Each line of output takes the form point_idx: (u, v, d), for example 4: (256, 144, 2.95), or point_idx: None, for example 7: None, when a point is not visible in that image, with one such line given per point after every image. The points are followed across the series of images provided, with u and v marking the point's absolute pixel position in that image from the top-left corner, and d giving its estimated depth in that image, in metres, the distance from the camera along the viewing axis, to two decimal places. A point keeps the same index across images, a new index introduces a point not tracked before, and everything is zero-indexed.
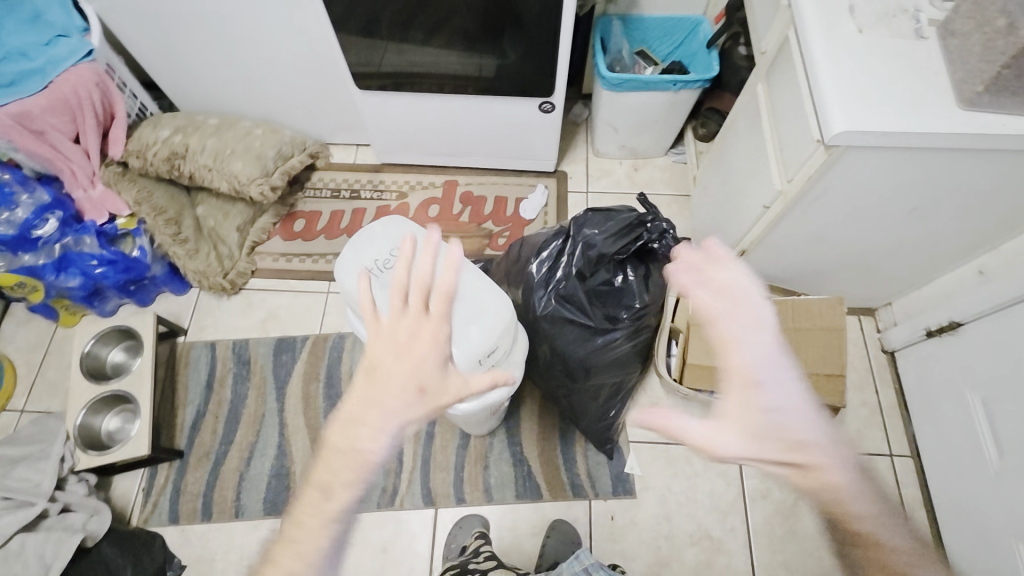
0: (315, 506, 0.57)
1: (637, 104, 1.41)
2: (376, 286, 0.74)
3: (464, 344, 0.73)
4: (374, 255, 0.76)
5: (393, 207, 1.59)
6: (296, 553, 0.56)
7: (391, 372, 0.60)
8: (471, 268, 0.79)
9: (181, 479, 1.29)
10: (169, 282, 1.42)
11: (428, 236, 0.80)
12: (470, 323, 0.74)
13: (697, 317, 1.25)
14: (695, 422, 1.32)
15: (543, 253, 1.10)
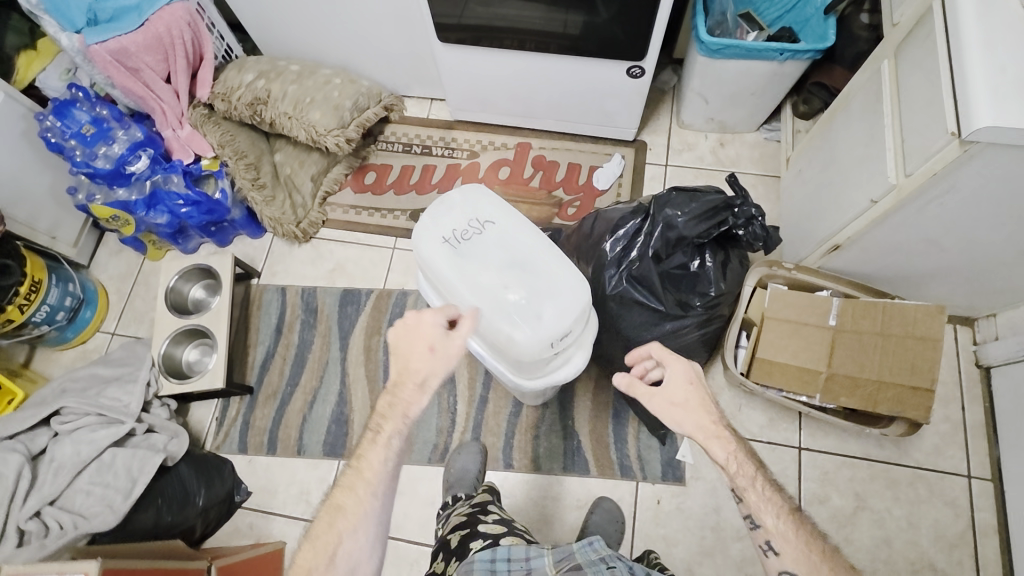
0: (374, 447, 0.70)
1: (732, 74, 1.30)
2: (451, 258, 0.73)
3: (537, 326, 0.72)
4: (451, 225, 0.74)
5: (464, 166, 1.57)
6: (358, 476, 0.69)
7: (409, 342, 0.71)
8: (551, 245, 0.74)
9: (250, 414, 1.37)
10: (244, 225, 1.47)
11: (508, 208, 0.76)
12: (546, 303, 0.72)
13: (773, 311, 1.19)
14: (756, 418, 1.27)
15: (619, 231, 1.05)
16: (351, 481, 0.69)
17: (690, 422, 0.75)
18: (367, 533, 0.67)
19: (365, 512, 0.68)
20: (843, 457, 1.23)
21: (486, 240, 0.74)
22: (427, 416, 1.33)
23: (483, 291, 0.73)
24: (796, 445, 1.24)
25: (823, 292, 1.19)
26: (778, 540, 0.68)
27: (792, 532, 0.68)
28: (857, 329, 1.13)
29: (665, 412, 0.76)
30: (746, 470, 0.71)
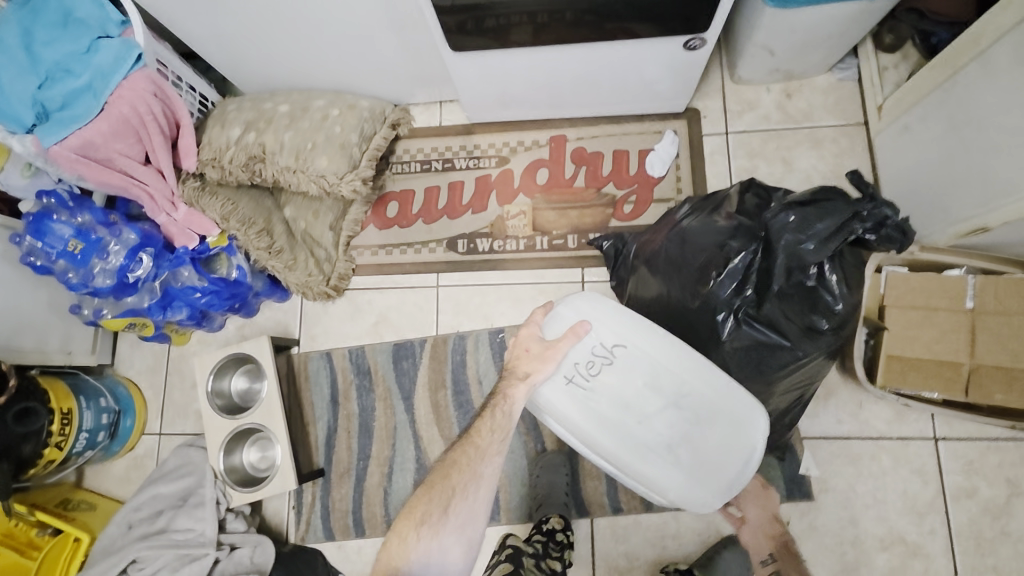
0: (489, 431, 0.80)
1: (809, 20, 1.06)
2: (582, 395, 0.82)
3: (682, 424, 0.81)
4: (573, 365, 0.82)
5: (494, 176, 1.37)
6: (472, 449, 0.80)
7: (524, 344, 0.83)
8: (672, 348, 0.81)
9: (327, 497, 1.28)
10: (271, 294, 1.31)
11: (621, 327, 0.83)
12: (684, 399, 0.81)
13: (896, 299, 1.03)
14: (881, 414, 1.16)
15: (727, 265, 0.91)
16: (467, 453, 0.80)
17: (759, 517, 1.12)
18: (473, 501, 0.77)
19: (479, 478, 0.79)
20: (985, 443, 1.13)
21: (609, 364, 0.83)
22: (517, 469, 1.23)
23: (623, 406, 0.82)
24: (932, 437, 1.14)
25: (952, 270, 1.03)
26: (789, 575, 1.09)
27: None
28: (1005, 312, 0.98)
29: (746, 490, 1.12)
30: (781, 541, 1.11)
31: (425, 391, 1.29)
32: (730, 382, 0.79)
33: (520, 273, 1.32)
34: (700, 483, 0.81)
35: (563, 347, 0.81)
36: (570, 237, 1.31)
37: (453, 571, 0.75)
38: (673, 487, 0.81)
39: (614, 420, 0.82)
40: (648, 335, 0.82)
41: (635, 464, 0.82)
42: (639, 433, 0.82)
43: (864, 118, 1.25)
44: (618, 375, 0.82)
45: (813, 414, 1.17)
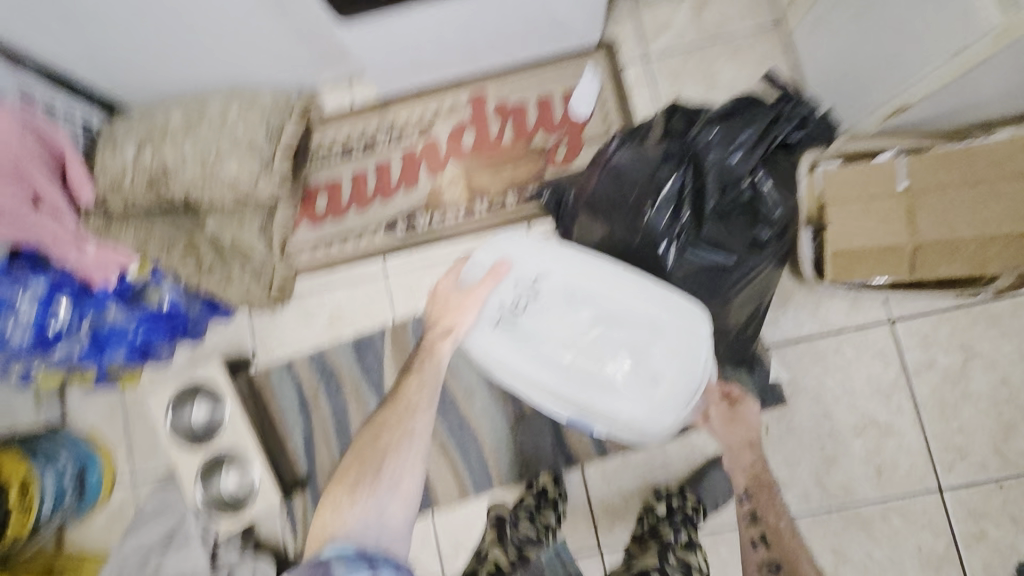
0: (414, 386, 0.90)
1: None
2: (512, 332, 0.83)
3: (612, 335, 0.82)
4: (500, 304, 0.83)
5: (420, 147, 1.31)
6: (401, 405, 0.89)
7: (444, 296, 0.88)
8: (591, 264, 0.84)
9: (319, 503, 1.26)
10: (212, 316, 1.27)
11: (541, 258, 0.84)
12: (610, 310, 0.83)
13: (833, 195, 1.03)
14: (838, 307, 1.18)
15: (662, 194, 0.90)
16: (393, 411, 0.89)
17: (739, 438, 1.13)
18: (405, 455, 0.85)
19: (414, 431, 0.87)
20: (937, 314, 1.16)
21: (535, 295, 0.83)
22: (501, 436, 1.23)
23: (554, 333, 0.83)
24: (888, 320, 1.16)
25: (883, 155, 1.03)
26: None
27: (780, 535, 1.10)
28: (939, 187, 0.98)
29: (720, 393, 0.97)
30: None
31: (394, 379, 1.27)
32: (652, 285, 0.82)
33: (466, 242, 1.28)
34: (643, 392, 0.81)
35: (481, 291, 0.84)
36: (510, 195, 1.28)
37: (394, 531, 0.80)
38: (616, 401, 0.81)
39: (546, 348, 0.83)
40: (566, 263, 0.84)
41: (573, 393, 0.83)
42: (573, 355, 0.82)
43: (779, 17, 1.23)
44: (543, 305, 0.83)
45: (774, 322, 1.19)
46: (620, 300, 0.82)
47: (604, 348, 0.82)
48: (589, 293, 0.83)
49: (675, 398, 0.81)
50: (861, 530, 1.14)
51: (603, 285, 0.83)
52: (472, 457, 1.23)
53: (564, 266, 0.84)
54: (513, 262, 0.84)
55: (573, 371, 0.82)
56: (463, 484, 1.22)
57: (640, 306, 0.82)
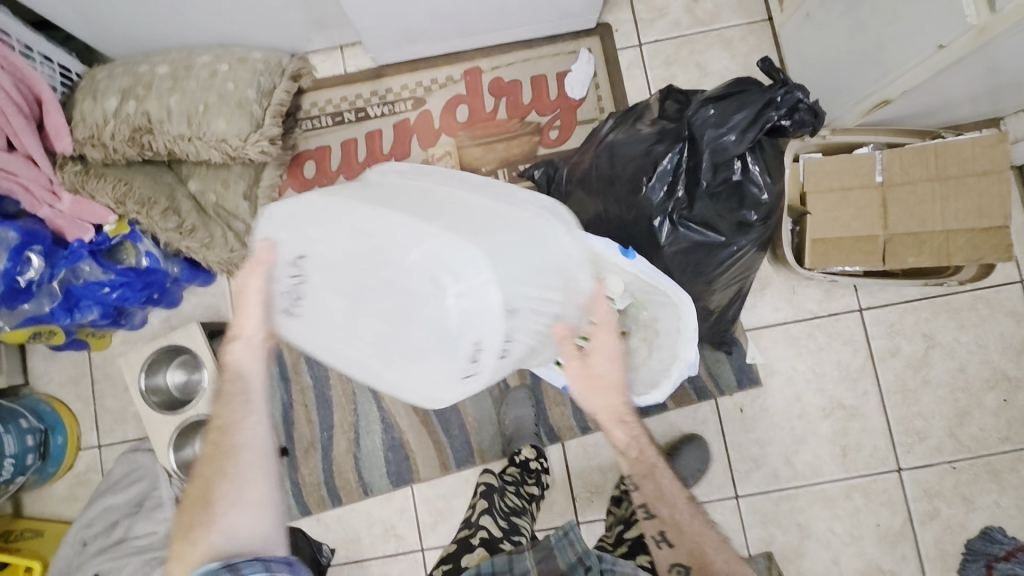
0: (239, 406, 0.74)
1: None
2: (297, 322, 0.66)
3: (399, 339, 0.59)
4: (279, 293, 0.65)
5: (413, 119, 1.30)
6: (223, 432, 0.73)
7: (242, 290, 0.68)
8: (364, 241, 0.58)
9: (296, 472, 1.24)
10: (193, 280, 1.22)
11: (304, 233, 0.62)
12: (380, 305, 0.58)
13: (814, 185, 1.08)
14: (813, 294, 1.23)
15: (657, 170, 0.90)
16: (220, 439, 0.73)
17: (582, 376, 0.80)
18: (243, 471, 0.73)
19: (240, 445, 0.73)
20: (903, 305, 1.22)
21: (303, 280, 0.63)
22: (484, 410, 1.23)
23: (332, 324, 0.62)
24: (858, 308, 1.22)
25: (862, 149, 1.08)
26: (672, 533, 0.85)
27: (682, 534, 0.84)
28: (911, 180, 1.04)
29: (581, 387, 0.80)
30: (640, 463, 0.84)
31: None
32: (441, 250, 0.56)
33: None
34: (441, 387, 0.62)
35: (252, 284, 0.65)
36: (501, 172, 1.29)
37: (259, 535, 0.71)
38: (410, 391, 0.64)
39: (327, 336, 0.63)
40: (309, 228, 0.62)
41: (358, 376, 0.67)
42: (354, 348, 0.62)
43: (769, 13, 1.27)
44: (312, 294, 0.62)
45: (752, 307, 1.23)
46: (400, 255, 0.57)
47: (392, 350, 0.60)
48: (358, 256, 0.59)
49: (466, 384, 0.63)
50: (825, 507, 1.19)
51: (374, 244, 0.59)
52: (454, 429, 1.23)
53: (327, 225, 0.61)
54: (271, 237, 0.64)
55: (365, 364, 0.63)
56: (444, 456, 1.23)
57: (424, 271, 0.56)
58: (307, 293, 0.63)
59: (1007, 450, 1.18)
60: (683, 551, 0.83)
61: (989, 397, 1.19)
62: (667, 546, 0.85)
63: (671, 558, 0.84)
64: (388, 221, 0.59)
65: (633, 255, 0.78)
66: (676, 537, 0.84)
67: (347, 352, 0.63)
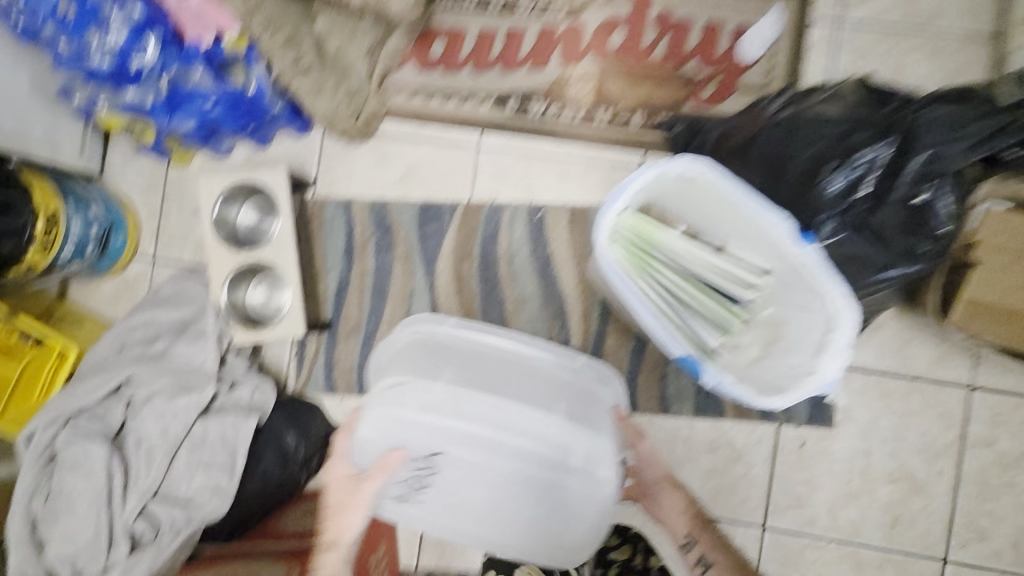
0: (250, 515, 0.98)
1: None
2: (413, 505, 0.96)
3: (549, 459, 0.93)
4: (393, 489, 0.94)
5: (562, 29, 1.18)
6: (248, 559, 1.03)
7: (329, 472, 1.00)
8: (498, 436, 0.93)
9: (332, 350, 1.21)
10: (291, 123, 1.18)
11: (434, 415, 0.93)
12: (504, 494, 0.94)
13: (993, 238, 0.92)
14: (924, 354, 1.10)
15: (846, 161, 0.79)
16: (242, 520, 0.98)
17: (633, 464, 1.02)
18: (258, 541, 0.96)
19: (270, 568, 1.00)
20: (1020, 397, 1.09)
21: (410, 399, 0.94)
22: None
23: (481, 480, 0.94)
24: (968, 383, 1.10)
25: None
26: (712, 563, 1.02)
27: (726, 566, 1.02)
28: None
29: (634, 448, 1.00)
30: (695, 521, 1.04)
31: (450, 259, 1.19)
32: (568, 424, 0.93)
33: (574, 146, 1.17)
34: (547, 546, 0.96)
35: (371, 485, 0.93)
36: (637, 115, 1.16)
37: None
38: (517, 548, 0.97)
39: (451, 513, 0.97)
40: (467, 492, 0.96)
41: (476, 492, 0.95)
42: (471, 494, 0.96)
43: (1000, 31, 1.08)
44: (444, 476, 0.95)
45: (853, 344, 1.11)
46: (563, 459, 0.93)
47: (507, 517, 0.96)
48: (469, 464, 0.94)
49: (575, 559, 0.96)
50: (851, 569, 1.11)
51: (510, 472, 0.93)
52: None
53: (479, 431, 0.93)
54: (398, 448, 0.93)
55: (489, 494, 0.95)
56: None
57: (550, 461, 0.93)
58: (419, 503, 0.96)
59: None
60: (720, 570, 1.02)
61: None
62: (698, 557, 1.03)
63: (698, 558, 1.03)
64: (514, 417, 0.93)
65: (811, 239, 0.77)
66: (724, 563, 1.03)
67: (472, 497, 0.96)
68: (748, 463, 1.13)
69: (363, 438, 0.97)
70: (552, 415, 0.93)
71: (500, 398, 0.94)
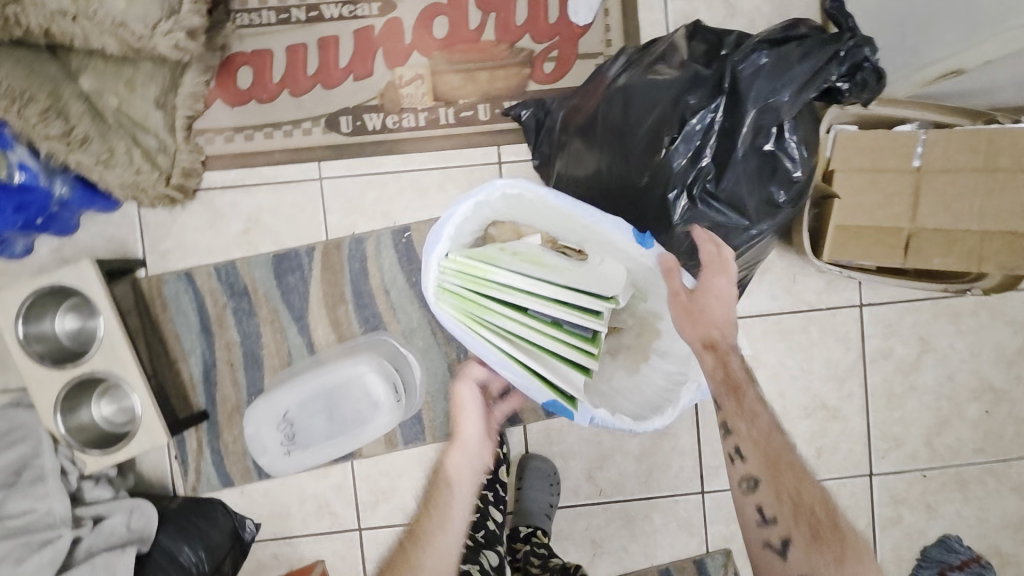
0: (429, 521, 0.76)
1: None
2: (309, 451, 0.97)
3: (319, 392, 0.96)
4: (283, 446, 0.96)
5: (378, 28, 1.06)
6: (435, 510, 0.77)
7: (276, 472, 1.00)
8: (277, 392, 0.95)
9: (216, 439, 1.07)
10: (90, 205, 0.99)
11: (255, 411, 0.95)
12: (335, 391, 0.96)
13: (844, 162, 0.92)
14: (813, 285, 1.09)
15: (692, 130, 0.72)
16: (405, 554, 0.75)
17: (698, 318, 0.70)
18: (449, 529, 0.75)
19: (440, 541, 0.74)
20: (905, 304, 1.10)
21: (261, 420, 0.95)
22: (439, 385, 1.07)
23: (330, 417, 0.96)
24: (858, 303, 1.10)
25: (904, 126, 0.91)
26: (760, 465, 0.68)
27: (785, 477, 0.67)
28: (953, 168, 0.88)
29: (677, 317, 0.71)
30: (733, 384, 0.70)
31: (322, 308, 1.07)
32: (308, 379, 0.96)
33: (424, 155, 1.07)
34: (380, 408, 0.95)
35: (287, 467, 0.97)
36: (481, 107, 1.07)
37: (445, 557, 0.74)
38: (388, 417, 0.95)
39: (336, 442, 0.96)
40: (308, 425, 0.96)
41: (348, 427, 0.96)
42: (337, 428, 0.96)
43: None
44: (302, 426, 0.96)
45: (748, 292, 1.09)
46: (315, 395, 0.95)
47: (360, 410, 0.96)
48: (307, 400, 0.95)
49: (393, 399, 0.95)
50: None
51: (324, 411, 0.96)
52: None
53: (280, 398, 0.95)
54: (258, 427, 0.95)
55: (350, 421, 0.96)
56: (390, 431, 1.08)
57: (321, 393, 0.95)
58: (310, 441, 0.96)
59: (978, 462, 1.11)
60: (768, 498, 0.67)
61: (973, 408, 1.11)
62: (732, 449, 0.70)
63: (747, 479, 0.69)
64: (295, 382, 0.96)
65: (650, 243, 0.69)
66: (771, 509, 0.67)
67: (337, 422, 0.96)
68: (675, 435, 1.11)
69: (252, 436, 0.96)
70: (292, 384, 0.95)
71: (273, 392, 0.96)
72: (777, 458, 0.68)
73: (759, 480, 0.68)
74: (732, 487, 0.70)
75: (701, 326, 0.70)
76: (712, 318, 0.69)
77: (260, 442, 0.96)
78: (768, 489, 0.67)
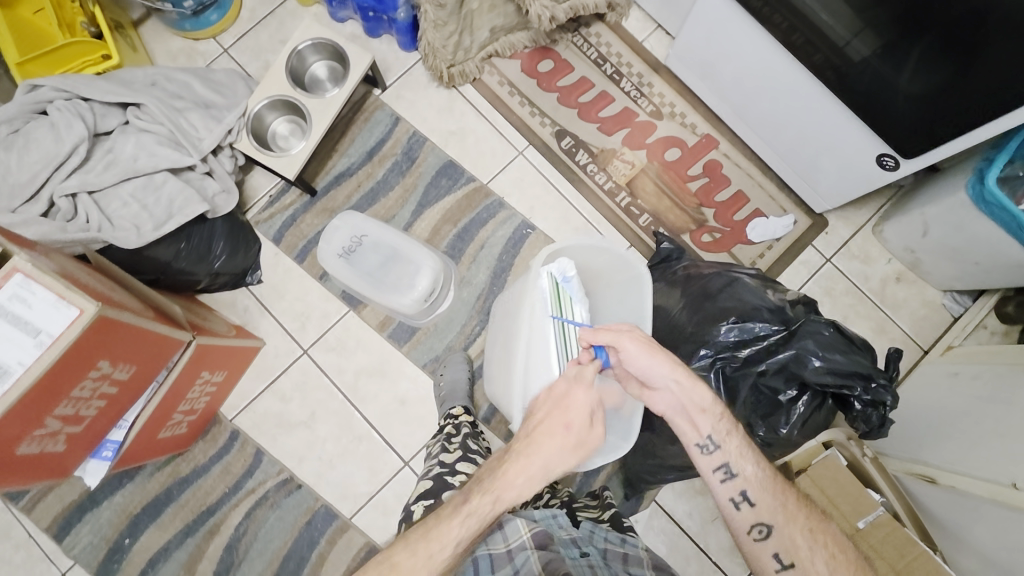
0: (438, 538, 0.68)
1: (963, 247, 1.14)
2: (346, 268, 1.17)
3: (397, 245, 1.18)
4: (339, 249, 1.17)
5: (640, 119, 1.37)
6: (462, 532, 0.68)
7: None
8: (374, 221, 1.18)
9: (300, 213, 1.31)
10: (401, 33, 1.32)
11: (351, 217, 1.17)
12: (401, 255, 1.18)
13: (814, 475, 1.09)
14: (721, 538, 1.24)
15: (751, 333, 0.93)
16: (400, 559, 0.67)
17: (637, 346, 0.79)
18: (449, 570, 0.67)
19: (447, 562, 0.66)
20: None
21: (348, 227, 1.18)
22: (447, 325, 1.27)
23: (381, 265, 1.18)
24: None
25: (875, 494, 1.07)
26: (755, 492, 0.77)
27: (787, 508, 0.77)
28: (878, 553, 1.01)
29: (641, 359, 0.78)
30: (724, 418, 0.79)
31: (439, 214, 1.32)
32: (394, 232, 1.18)
33: (586, 204, 1.34)
34: (410, 294, 1.15)
35: (326, 264, 1.16)
36: (646, 216, 1.34)
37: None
38: (407, 307, 1.15)
39: (365, 284, 1.16)
40: (368, 256, 1.18)
41: (382, 283, 1.16)
42: (377, 277, 1.17)
43: (927, 348, 1.29)
44: (363, 254, 1.18)
45: (678, 491, 1.25)
46: (393, 245, 1.18)
47: (401, 280, 1.17)
48: (385, 243, 1.18)
49: (423, 300, 1.16)
50: None
51: (383, 257, 1.18)
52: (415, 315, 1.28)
53: (371, 226, 1.18)
54: (340, 227, 1.18)
55: (387, 283, 1.16)
56: (388, 320, 1.28)
57: (394, 248, 1.18)
58: (354, 265, 1.17)
59: None
60: (781, 544, 0.75)
61: None
62: (721, 464, 0.78)
63: (758, 527, 0.76)
64: (387, 228, 1.18)
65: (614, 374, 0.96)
66: (789, 555, 0.74)
67: (381, 273, 1.17)
68: None
69: (332, 229, 1.19)
70: (385, 228, 1.18)
71: (371, 219, 1.18)
72: (785, 502, 0.77)
73: (770, 527, 0.76)
74: (745, 536, 0.77)
75: (652, 353, 0.78)
76: (644, 336, 0.80)
77: (332, 236, 1.17)
78: (776, 532, 0.76)
